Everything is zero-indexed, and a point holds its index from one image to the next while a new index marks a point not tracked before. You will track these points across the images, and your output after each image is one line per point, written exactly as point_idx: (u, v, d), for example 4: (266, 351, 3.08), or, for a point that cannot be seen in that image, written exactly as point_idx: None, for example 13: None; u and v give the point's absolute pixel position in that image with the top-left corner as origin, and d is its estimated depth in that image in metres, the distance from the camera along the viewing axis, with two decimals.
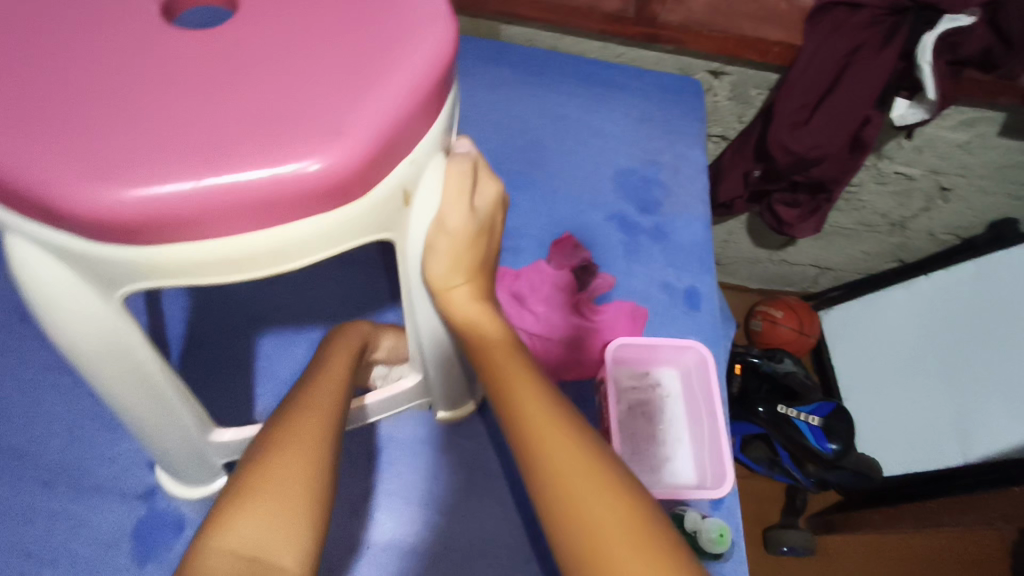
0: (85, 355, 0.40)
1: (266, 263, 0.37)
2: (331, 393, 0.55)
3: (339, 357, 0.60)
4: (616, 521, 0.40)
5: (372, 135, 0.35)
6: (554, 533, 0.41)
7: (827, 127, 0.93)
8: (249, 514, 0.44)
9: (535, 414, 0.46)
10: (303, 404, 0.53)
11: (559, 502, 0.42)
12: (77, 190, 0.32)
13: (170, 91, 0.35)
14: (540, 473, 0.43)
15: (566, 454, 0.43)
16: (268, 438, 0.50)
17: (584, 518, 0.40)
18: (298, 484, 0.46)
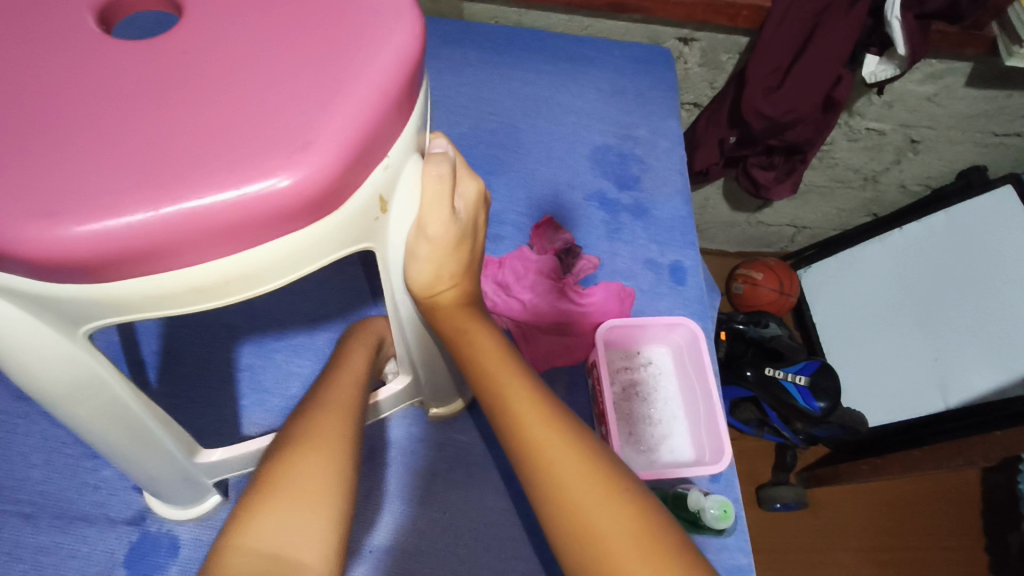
0: (52, 396, 0.38)
1: (240, 288, 0.35)
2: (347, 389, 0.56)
3: (355, 355, 0.62)
4: (618, 527, 0.40)
5: (343, 145, 0.33)
6: (558, 540, 0.41)
7: (801, 89, 0.92)
8: (271, 512, 0.44)
9: (531, 418, 0.45)
10: (320, 402, 0.54)
11: (563, 510, 0.41)
12: (20, 230, 0.29)
13: (118, 113, 0.32)
14: (540, 479, 0.43)
15: (566, 458, 0.43)
16: (286, 438, 0.50)
17: (588, 526, 0.40)
18: (319, 480, 0.47)
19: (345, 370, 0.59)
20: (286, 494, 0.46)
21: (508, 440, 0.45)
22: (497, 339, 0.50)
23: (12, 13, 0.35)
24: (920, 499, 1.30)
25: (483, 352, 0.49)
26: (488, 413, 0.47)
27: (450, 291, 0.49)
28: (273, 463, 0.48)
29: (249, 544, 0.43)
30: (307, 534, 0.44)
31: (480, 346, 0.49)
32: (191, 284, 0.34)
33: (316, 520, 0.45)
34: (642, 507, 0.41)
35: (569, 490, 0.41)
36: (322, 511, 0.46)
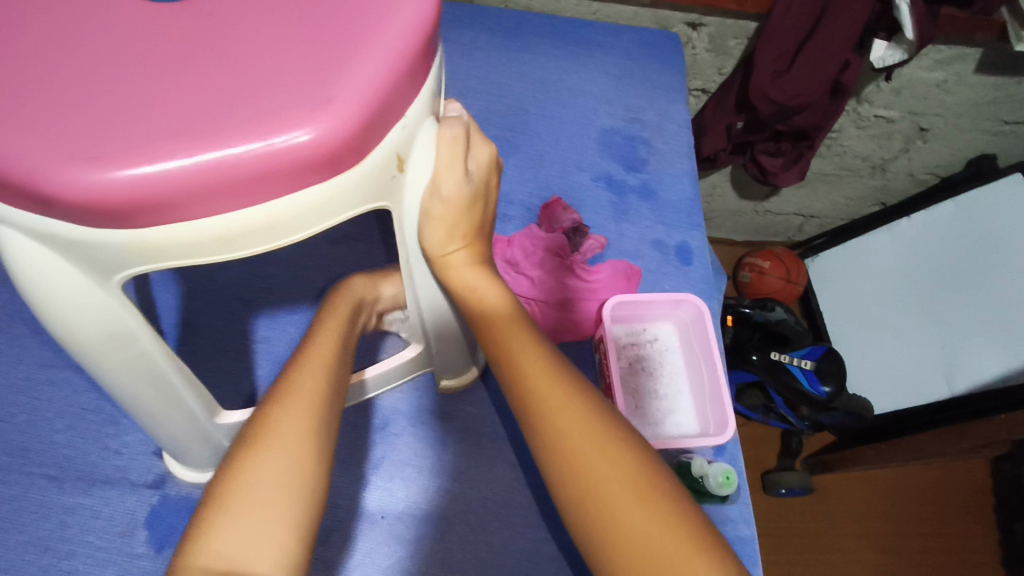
0: (85, 346, 0.40)
1: (265, 239, 0.37)
2: (314, 375, 0.52)
3: (326, 332, 0.58)
4: (617, 476, 0.41)
5: (363, 101, 0.35)
6: (556, 484, 0.43)
7: (808, 72, 0.92)
8: (223, 524, 0.43)
9: (535, 371, 0.47)
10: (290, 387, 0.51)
11: (561, 455, 0.43)
12: (63, 174, 0.31)
13: (151, 66, 0.34)
14: (540, 428, 0.45)
15: (568, 409, 0.44)
16: (255, 426, 0.49)
17: (585, 472, 0.42)
18: (277, 482, 0.45)
19: (318, 347, 0.56)
20: (246, 499, 0.44)
21: (512, 392, 0.47)
22: (509, 299, 0.52)
23: None
24: (924, 486, 1.31)
25: (493, 311, 0.51)
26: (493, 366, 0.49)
27: (462, 250, 0.50)
28: (235, 465, 0.46)
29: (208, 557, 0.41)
30: (267, 542, 0.43)
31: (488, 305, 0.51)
32: (218, 234, 0.35)
33: (279, 526, 0.44)
34: (638, 456, 0.42)
35: (568, 438, 0.43)
36: (287, 512, 0.45)
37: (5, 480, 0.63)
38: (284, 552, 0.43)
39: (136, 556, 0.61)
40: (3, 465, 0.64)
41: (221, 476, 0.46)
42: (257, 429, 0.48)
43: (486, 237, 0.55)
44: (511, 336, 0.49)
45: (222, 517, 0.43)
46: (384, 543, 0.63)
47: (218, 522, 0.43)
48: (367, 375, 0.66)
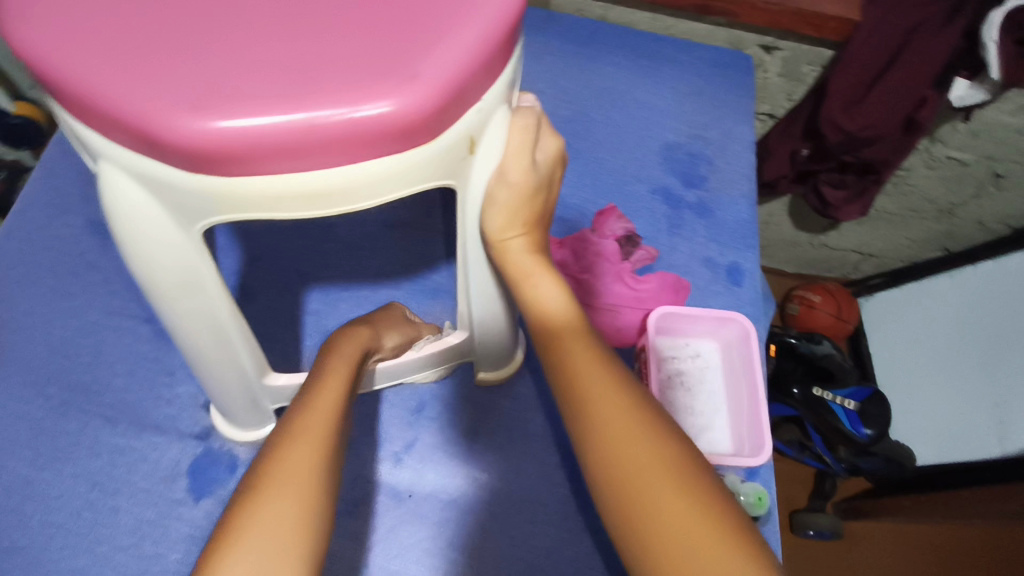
0: (161, 289, 0.43)
1: (339, 201, 0.39)
2: (322, 415, 0.50)
3: (338, 369, 0.56)
4: (654, 466, 0.42)
5: (446, 79, 0.36)
6: (592, 473, 0.44)
7: (883, 106, 0.90)
8: (233, 562, 0.40)
9: (582, 362, 0.49)
10: (298, 427, 0.49)
11: (598, 444, 0.44)
12: (169, 119, 0.34)
13: (254, 29, 0.36)
14: (579, 415, 0.46)
15: (610, 400, 0.46)
16: (262, 463, 0.46)
17: (621, 460, 0.43)
18: (287, 525, 0.43)
19: (330, 386, 0.54)
20: (254, 538, 0.41)
21: (555, 381, 0.49)
22: (563, 291, 0.53)
23: None
24: (964, 547, 1.25)
25: (547, 303, 0.52)
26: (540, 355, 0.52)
27: (519, 238, 0.52)
28: (242, 502, 0.43)
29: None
30: None
31: (541, 295, 0.53)
32: (298, 190, 0.38)
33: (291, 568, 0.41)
34: (677, 449, 0.43)
35: (607, 428, 0.44)
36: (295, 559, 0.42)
37: (65, 415, 0.67)
38: None
39: (175, 502, 0.64)
40: (65, 400, 0.68)
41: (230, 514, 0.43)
42: (266, 466, 0.46)
43: (544, 228, 0.56)
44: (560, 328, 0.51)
45: (231, 555, 0.41)
46: (410, 521, 0.65)
47: (227, 561, 0.40)
48: (379, 366, 0.66)
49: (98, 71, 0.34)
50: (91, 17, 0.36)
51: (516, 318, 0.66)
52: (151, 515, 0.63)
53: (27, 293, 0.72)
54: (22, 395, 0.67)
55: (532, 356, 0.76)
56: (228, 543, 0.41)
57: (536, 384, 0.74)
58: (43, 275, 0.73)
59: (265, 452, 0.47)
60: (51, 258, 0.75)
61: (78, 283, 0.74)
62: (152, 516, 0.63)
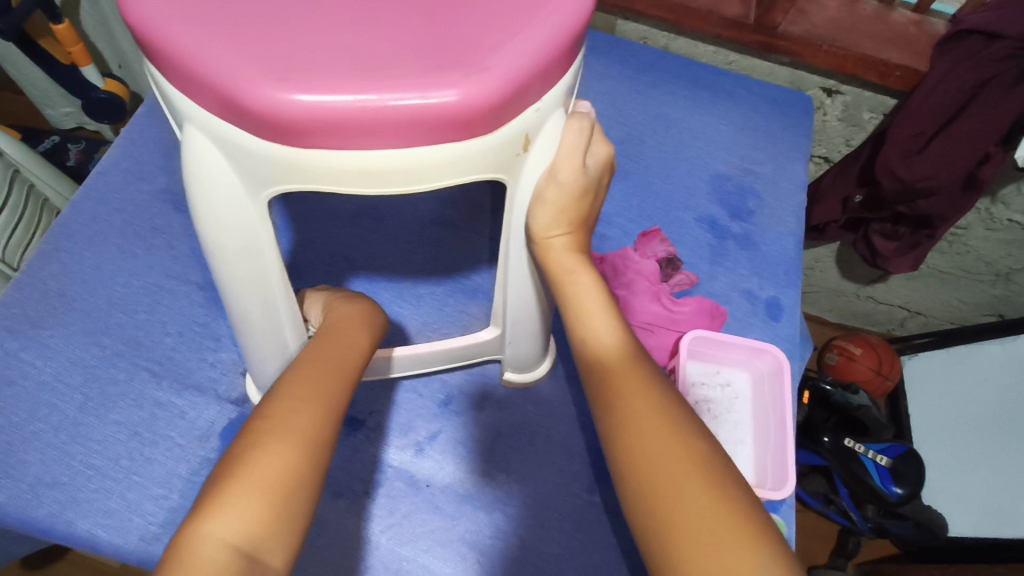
0: (222, 251, 0.46)
1: (399, 181, 0.41)
2: (330, 372, 0.51)
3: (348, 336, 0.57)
4: (671, 454, 0.44)
5: (510, 76, 0.39)
6: (620, 469, 0.46)
7: (942, 158, 0.90)
8: (235, 502, 0.41)
9: (621, 367, 0.50)
10: (304, 380, 0.50)
11: (630, 443, 0.46)
12: (256, 87, 0.37)
13: (339, 16, 0.39)
14: (612, 414, 0.48)
15: (645, 402, 0.47)
16: (267, 409, 0.47)
17: (650, 461, 0.44)
18: (287, 471, 0.43)
19: (336, 350, 0.55)
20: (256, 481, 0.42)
21: (591, 381, 0.51)
22: (601, 290, 0.55)
23: None
24: None
25: (584, 303, 0.54)
26: (574, 353, 0.54)
27: (563, 237, 0.53)
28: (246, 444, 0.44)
29: (214, 541, 0.39)
30: (270, 530, 0.41)
31: (576, 293, 0.54)
32: (361, 165, 0.40)
33: (283, 520, 0.42)
34: (709, 457, 0.44)
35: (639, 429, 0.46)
36: (291, 505, 0.43)
37: (116, 365, 0.71)
38: (283, 542, 0.42)
39: (207, 460, 0.67)
40: (117, 352, 0.72)
41: (235, 455, 0.44)
42: (269, 413, 0.46)
43: (588, 230, 0.57)
44: (592, 321, 0.53)
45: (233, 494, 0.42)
46: (426, 509, 0.66)
47: (229, 500, 0.41)
48: (396, 353, 0.68)
49: (198, 39, 0.38)
50: None
51: (549, 322, 0.67)
52: (182, 470, 0.66)
53: (96, 249, 0.77)
54: (78, 343, 0.71)
55: (562, 364, 0.76)
56: (231, 483, 0.42)
57: (563, 394, 0.74)
58: (112, 233, 0.78)
59: (261, 409, 0.47)
60: (121, 219, 0.79)
61: (142, 245, 0.78)
62: (183, 471, 0.66)
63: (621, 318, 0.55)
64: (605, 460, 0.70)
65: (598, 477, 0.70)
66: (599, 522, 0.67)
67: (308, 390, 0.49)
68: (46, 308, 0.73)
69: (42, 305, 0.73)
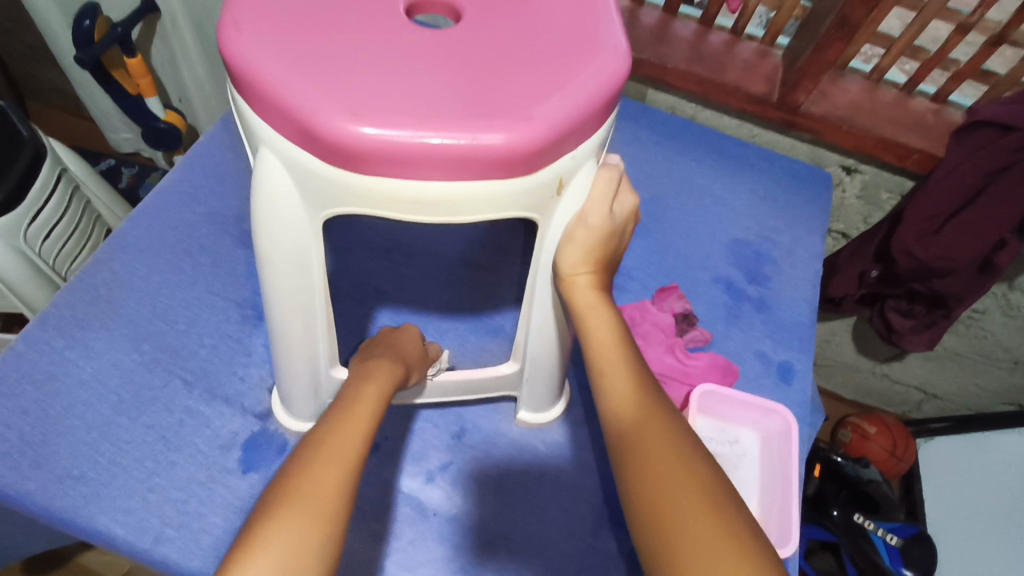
0: (275, 264, 0.50)
1: (443, 211, 0.46)
2: (351, 432, 0.51)
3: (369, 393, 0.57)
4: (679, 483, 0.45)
5: (552, 125, 0.44)
6: (630, 508, 0.47)
7: (956, 240, 0.94)
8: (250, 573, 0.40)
9: (637, 412, 0.52)
10: (320, 442, 0.49)
11: (639, 480, 0.47)
12: (329, 118, 0.41)
13: (405, 64, 0.45)
14: (625, 455, 0.49)
15: (657, 441, 0.49)
16: (286, 475, 0.47)
17: (657, 499, 0.45)
18: (304, 539, 0.43)
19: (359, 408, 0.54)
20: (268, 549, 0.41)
21: (612, 424, 0.53)
22: (618, 327, 0.57)
23: None
24: None
25: (600, 339, 0.56)
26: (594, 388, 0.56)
27: (588, 275, 0.56)
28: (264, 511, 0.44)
29: None
30: None
31: (595, 328, 0.56)
32: (411, 194, 0.45)
33: None
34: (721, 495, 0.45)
35: (649, 466, 0.47)
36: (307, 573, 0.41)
37: (151, 371, 0.75)
38: None
39: (226, 469, 0.70)
40: (154, 358, 0.76)
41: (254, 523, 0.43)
42: (288, 478, 0.46)
43: (610, 271, 0.60)
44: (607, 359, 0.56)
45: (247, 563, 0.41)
46: (432, 537, 0.67)
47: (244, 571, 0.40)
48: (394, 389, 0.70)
49: (280, 73, 0.43)
50: (284, 33, 0.45)
51: (566, 364, 0.69)
52: (202, 477, 0.69)
53: (146, 261, 0.82)
54: (120, 346, 0.75)
55: (576, 407, 0.78)
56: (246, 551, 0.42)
57: (573, 436, 0.76)
58: (163, 248, 0.84)
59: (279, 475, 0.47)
60: (172, 235, 0.85)
61: (188, 261, 0.83)
62: (202, 477, 0.69)
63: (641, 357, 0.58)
64: (609, 506, 0.72)
65: (603, 522, 0.71)
66: (599, 567, 0.68)
67: (327, 452, 0.48)
68: (93, 311, 0.77)
69: (90, 309, 0.77)
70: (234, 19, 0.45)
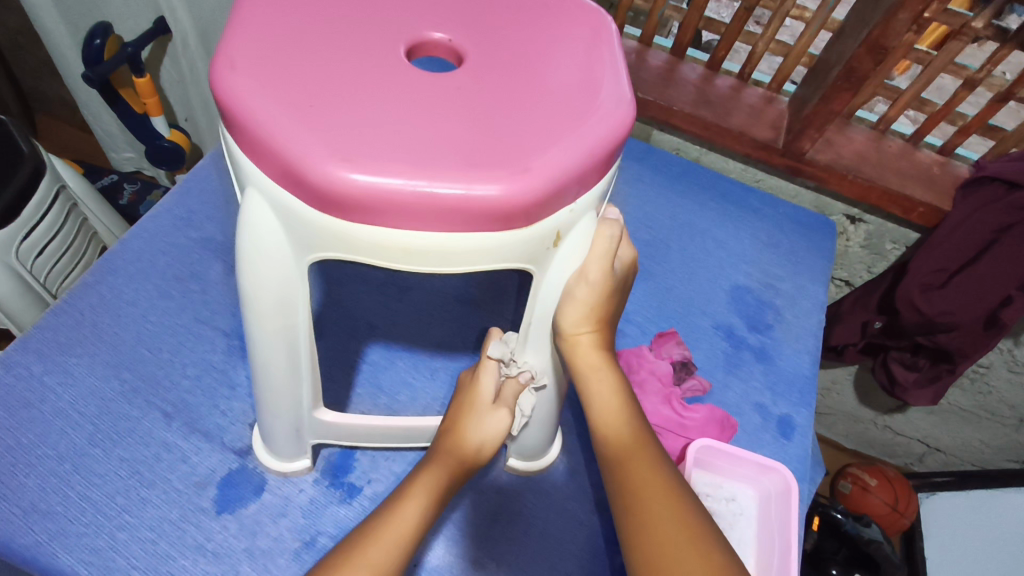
0: (258, 305, 0.48)
1: (435, 261, 0.44)
2: (404, 521, 0.53)
3: (433, 473, 0.57)
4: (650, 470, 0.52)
5: (550, 178, 0.42)
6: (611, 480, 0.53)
7: (963, 297, 0.91)
8: None
9: (641, 473, 0.52)
10: (376, 527, 0.53)
11: (640, 544, 0.48)
12: (317, 163, 0.40)
13: (401, 108, 0.43)
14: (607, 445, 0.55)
15: (660, 501, 0.49)
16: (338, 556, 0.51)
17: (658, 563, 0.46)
18: None
19: (416, 489, 0.56)
20: None
21: (611, 480, 0.53)
22: (621, 390, 0.57)
23: (346, 28, 0.48)
24: None
25: (601, 402, 0.56)
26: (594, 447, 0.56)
27: (589, 334, 0.56)
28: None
29: None
30: None
31: (596, 391, 0.56)
32: (400, 244, 0.43)
33: None
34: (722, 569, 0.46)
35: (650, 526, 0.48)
36: None
37: (130, 401, 0.72)
38: None
39: (199, 509, 0.67)
40: (134, 388, 0.73)
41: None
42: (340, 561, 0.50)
43: (614, 325, 0.60)
44: (605, 421, 0.56)
45: None
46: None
47: None
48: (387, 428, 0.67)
49: (270, 114, 0.41)
50: (278, 71, 0.44)
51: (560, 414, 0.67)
52: (174, 516, 0.66)
53: (134, 286, 0.81)
54: (99, 374, 0.73)
55: (566, 456, 0.76)
56: None
57: (564, 486, 0.74)
58: (152, 273, 0.82)
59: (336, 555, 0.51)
60: (163, 261, 0.83)
61: (178, 288, 0.82)
62: (174, 517, 0.66)
63: (641, 413, 0.57)
64: (598, 565, 0.69)
65: None
66: None
67: (377, 544, 0.51)
68: (75, 336, 0.75)
69: (72, 334, 0.75)
70: (228, 56, 0.44)
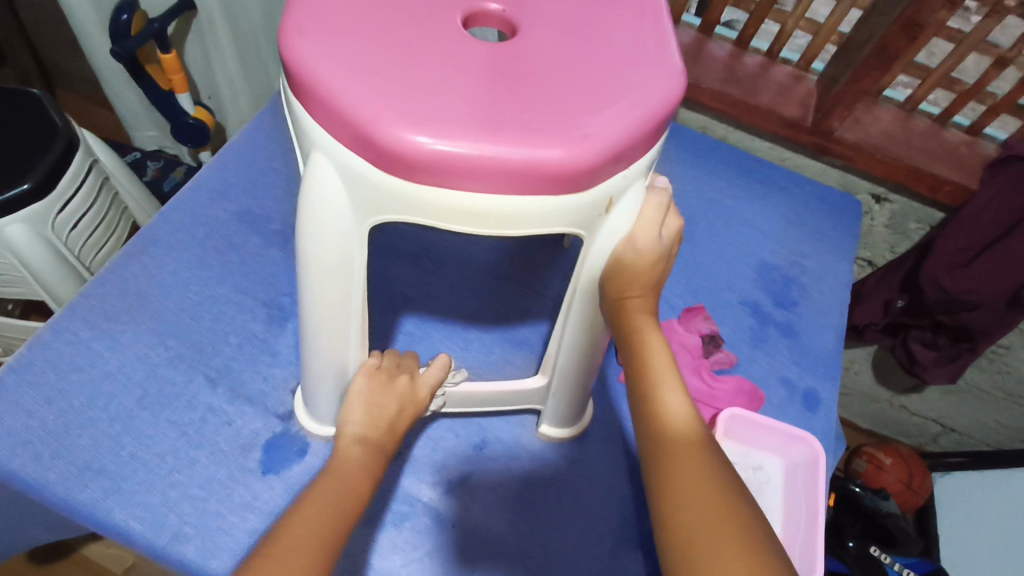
0: (319, 268, 0.50)
1: (495, 224, 0.46)
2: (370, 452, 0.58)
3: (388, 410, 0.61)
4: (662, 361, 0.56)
5: (610, 142, 0.43)
6: (632, 375, 0.56)
7: (987, 275, 0.92)
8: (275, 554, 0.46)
9: (656, 375, 0.55)
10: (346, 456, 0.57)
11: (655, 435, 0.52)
12: (390, 127, 0.41)
13: (464, 75, 0.45)
14: (632, 349, 0.56)
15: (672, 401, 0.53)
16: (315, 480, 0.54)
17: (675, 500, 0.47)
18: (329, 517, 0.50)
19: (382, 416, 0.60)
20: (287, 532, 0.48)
21: (632, 373, 0.56)
22: (664, 347, 0.57)
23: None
24: None
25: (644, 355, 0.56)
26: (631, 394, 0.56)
27: (640, 298, 0.56)
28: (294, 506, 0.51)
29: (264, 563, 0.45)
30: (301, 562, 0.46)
31: (640, 346, 0.56)
32: (464, 207, 0.44)
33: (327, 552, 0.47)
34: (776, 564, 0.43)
35: (682, 473, 0.48)
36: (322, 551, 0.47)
37: (175, 366, 0.75)
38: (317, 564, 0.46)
39: (246, 469, 0.69)
40: (180, 354, 0.76)
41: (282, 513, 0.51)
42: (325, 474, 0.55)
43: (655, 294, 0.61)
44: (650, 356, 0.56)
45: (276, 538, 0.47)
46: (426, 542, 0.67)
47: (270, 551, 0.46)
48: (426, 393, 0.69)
49: (341, 79, 0.43)
50: (344, 39, 0.45)
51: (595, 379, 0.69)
52: (222, 475, 0.69)
53: (175, 256, 0.82)
54: (145, 340, 0.75)
55: (598, 425, 0.78)
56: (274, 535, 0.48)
57: (596, 455, 0.75)
58: (191, 244, 0.84)
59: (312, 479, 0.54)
60: (200, 232, 0.85)
61: (216, 259, 0.84)
62: (223, 475, 0.69)
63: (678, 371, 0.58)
64: (629, 528, 0.71)
65: (623, 542, 0.70)
66: None
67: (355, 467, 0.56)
68: (120, 304, 0.77)
69: (117, 302, 0.77)
70: (296, 24, 0.45)
